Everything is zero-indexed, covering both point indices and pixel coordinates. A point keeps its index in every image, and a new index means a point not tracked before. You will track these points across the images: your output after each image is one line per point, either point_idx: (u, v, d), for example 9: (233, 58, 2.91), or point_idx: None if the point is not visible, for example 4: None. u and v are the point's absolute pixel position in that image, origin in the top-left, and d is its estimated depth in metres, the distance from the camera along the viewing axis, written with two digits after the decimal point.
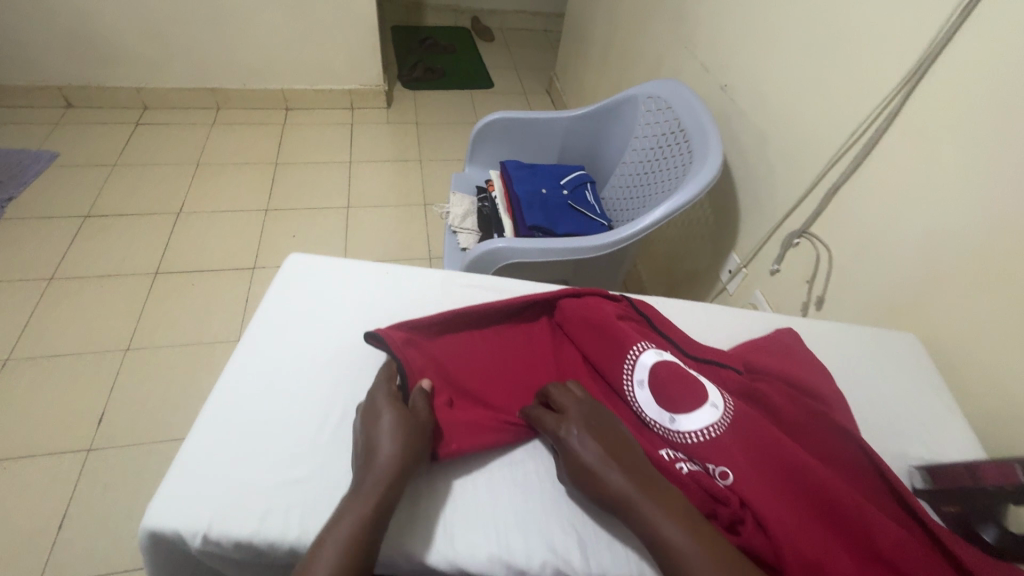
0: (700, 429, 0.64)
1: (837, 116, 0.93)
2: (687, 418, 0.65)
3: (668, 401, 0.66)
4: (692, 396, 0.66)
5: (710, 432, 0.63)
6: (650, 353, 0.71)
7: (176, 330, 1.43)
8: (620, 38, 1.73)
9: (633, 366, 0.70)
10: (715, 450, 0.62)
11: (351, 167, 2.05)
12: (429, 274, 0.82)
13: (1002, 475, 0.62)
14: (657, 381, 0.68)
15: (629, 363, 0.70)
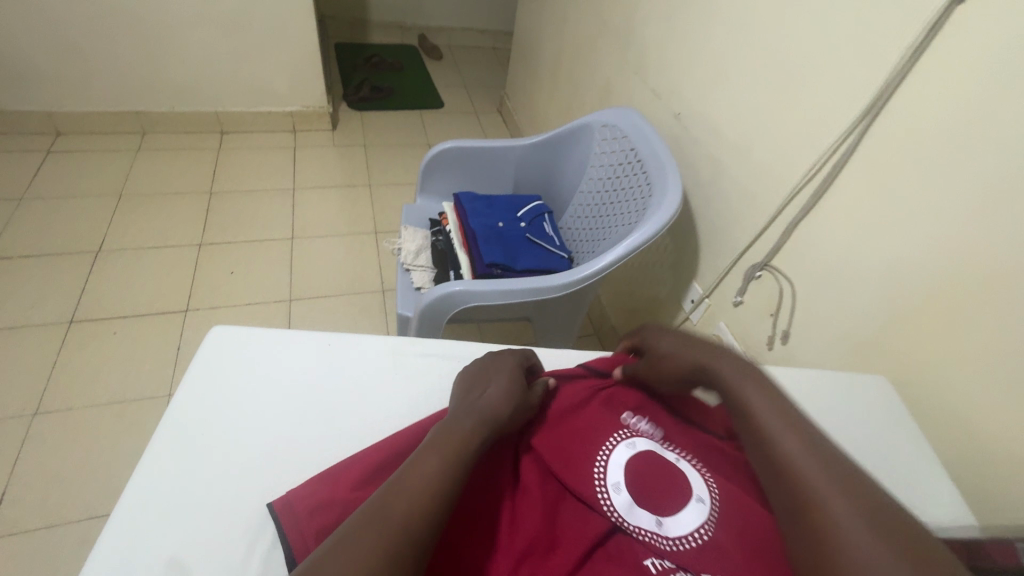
0: (689, 533, 0.53)
1: (790, 150, 0.90)
2: (672, 520, 0.54)
3: (650, 503, 0.55)
4: (676, 491, 0.56)
5: (700, 535, 0.53)
6: (624, 447, 0.60)
7: (96, 386, 1.34)
8: (576, 60, 1.73)
9: (605, 467, 0.58)
10: (706, 554, 0.52)
11: (294, 194, 1.98)
12: (378, 341, 0.68)
13: (1005, 554, 0.50)
14: (636, 481, 0.57)
15: (600, 463, 0.58)
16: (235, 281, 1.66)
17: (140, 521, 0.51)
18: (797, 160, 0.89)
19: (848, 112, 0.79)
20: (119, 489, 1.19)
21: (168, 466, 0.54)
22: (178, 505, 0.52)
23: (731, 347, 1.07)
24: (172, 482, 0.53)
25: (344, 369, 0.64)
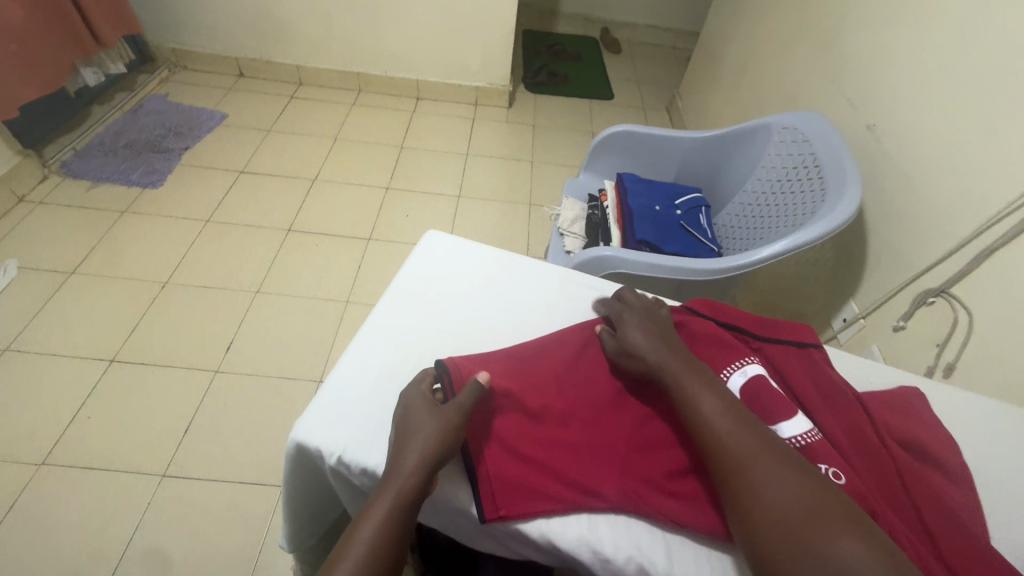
0: (801, 434, 0.55)
1: (1003, 172, 0.83)
2: (788, 423, 0.57)
3: (765, 412, 0.58)
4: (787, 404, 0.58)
5: (806, 438, 0.55)
6: (737, 374, 0.62)
7: (298, 282, 1.69)
8: (766, 64, 1.69)
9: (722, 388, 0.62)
10: (821, 449, 0.54)
11: (466, 159, 2.23)
12: (550, 268, 0.79)
13: None
14: (754, 398, 0.59)
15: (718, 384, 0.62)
16: (409, 223, 1.93)
17: (371, 351, 0.65)
18: (1009, 184, 0.82)
19: None
20: (304, 362, 1.49)
21: (391, 318, 0.68)
22: (397, 346, 0.66)
23: None
24: (393, 329, 0.67)
25: (523, 283, 0.76)
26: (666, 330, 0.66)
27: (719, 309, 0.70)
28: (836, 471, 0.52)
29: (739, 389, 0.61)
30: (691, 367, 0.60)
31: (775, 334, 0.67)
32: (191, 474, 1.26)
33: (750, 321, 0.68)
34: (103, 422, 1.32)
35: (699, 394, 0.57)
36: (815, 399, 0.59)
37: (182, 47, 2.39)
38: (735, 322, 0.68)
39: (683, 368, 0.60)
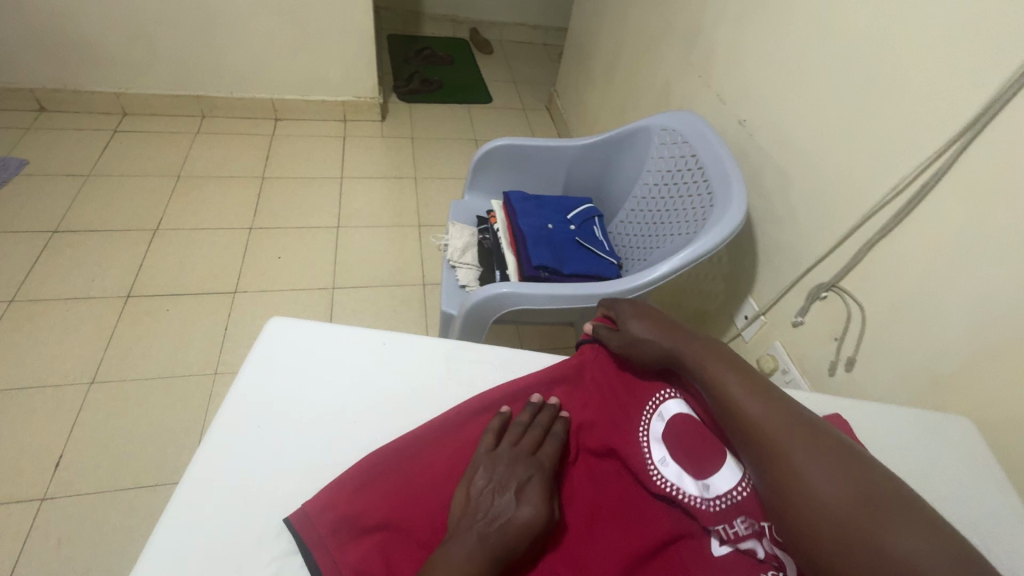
0: (737, 487, 0.52)
1: (872, 166, 0.83)
2: (718, 478, 0.53)
3: (694, 465, 0.54)
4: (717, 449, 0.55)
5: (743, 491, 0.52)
6: (656, 418, 0.58)
7: (147, 360, 1.39)
8: (635, 59, 1.68)
9: (648, 439, 0.56)
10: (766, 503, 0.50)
11: (342, 183, 2.01)
12: (434, 343, 0.65)
13: None
14: (680, 444, 0.56)
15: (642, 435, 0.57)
16: (282, 266, 1.69)
17: (197, 520, 0.48)
18: (880, 177, 0.82)
19: (947, 125, 0.72)
20: (165, 461, 1.22)
21: (225, 461, 0.52)
22: (237, 501, 0.50)
23: (786, 369, 1.01)
24: (231, 474, 0.51)
25: (401, 369, 0.62)
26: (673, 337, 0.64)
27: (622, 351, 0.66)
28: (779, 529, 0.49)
29: (661, 436, 0.56)
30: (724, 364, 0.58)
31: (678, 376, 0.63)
32: None
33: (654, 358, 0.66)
34: None
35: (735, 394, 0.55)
36: None
37: None
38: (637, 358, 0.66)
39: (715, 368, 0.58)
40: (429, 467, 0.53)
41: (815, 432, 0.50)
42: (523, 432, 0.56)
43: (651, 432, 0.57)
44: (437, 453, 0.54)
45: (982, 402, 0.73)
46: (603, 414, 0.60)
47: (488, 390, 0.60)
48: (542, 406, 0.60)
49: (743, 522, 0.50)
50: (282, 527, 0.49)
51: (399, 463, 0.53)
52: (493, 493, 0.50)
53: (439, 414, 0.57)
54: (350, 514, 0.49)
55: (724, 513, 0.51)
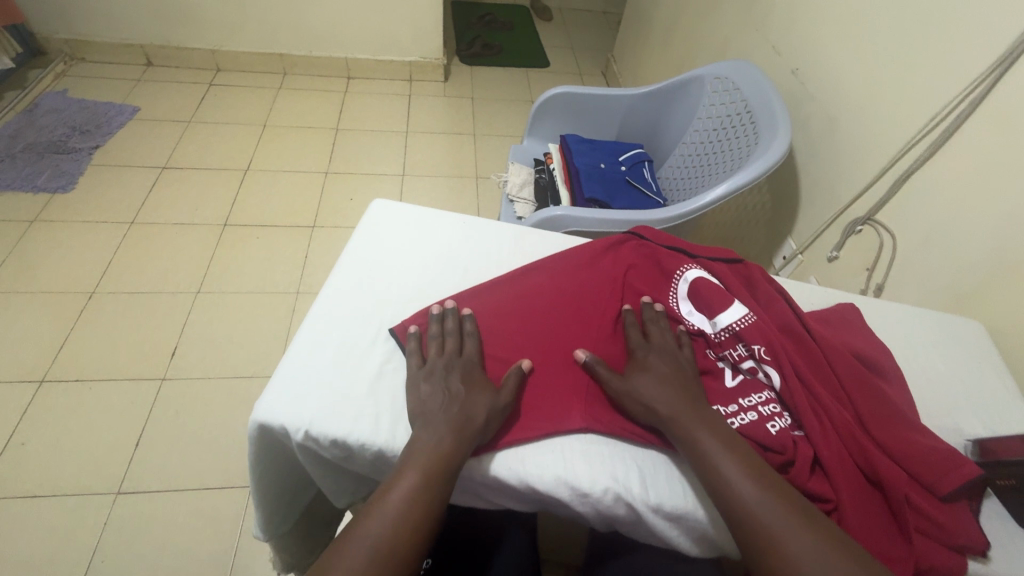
0: (737, 321, 0.60)
1: (912, 102, 0.89)
2: (724, 314, 0.61)
3: (706, 307, 0.63)
4: (723, 296, 0.62)
5: (739, 325, 0.60)
6: (681, 283, 0.66)
7: (242, 278, 1.60)
8: (694, 17, 1.73)
9: (679, 299, 0.66)
10: (757, 331, 0.59)
11: (407, 137, 2.16)
12: (506, 228, 0.77)
13: None
14: (699, 296, 0.64)
15: (674, 293, 0.66)
16: (354, 207, 1.87)
17: (330, 324, 0.62)
18: (920, 112, 0.87)
19: (986, 58, 0.77)
20: (258, 359, 1.43)
21: (346, 289, 0.65)
22: (358, 317, 0.63)
23: None
24: (352, 299, 0.64)
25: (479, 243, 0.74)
26: (678, 369, 0.58)
27: (657, 234, 0.74)
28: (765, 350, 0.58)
29: (686, 295, 0.65)
30: (703, 416, 0.54)
31: (699, 254, 0.70)
32: (147, 488, 1.20)
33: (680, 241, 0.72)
34: (41, 446, 1.23)
35: (713, 452, 0.50)
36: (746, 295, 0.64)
37: (78, 37, 2.18)
38: (669, 242, 0.72)
39: (698, 422, 0.53)
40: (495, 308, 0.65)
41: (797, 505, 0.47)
42: (441, 343, 0.60)
43: (677, 294, 0.66)
44: (500, 298, 0.66)
45: (1001, 318, 0.79)
46: (642, 276, 0.69)
47: (542, 260, 0.72)
48: (445, 313, 0.62)
49: (738, 347, 0.60)
50: (389, 335, 0.61)
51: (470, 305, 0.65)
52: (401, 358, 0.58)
53: (508, 273, 0.70)
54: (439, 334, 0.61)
55: (726, 343, 0.60)
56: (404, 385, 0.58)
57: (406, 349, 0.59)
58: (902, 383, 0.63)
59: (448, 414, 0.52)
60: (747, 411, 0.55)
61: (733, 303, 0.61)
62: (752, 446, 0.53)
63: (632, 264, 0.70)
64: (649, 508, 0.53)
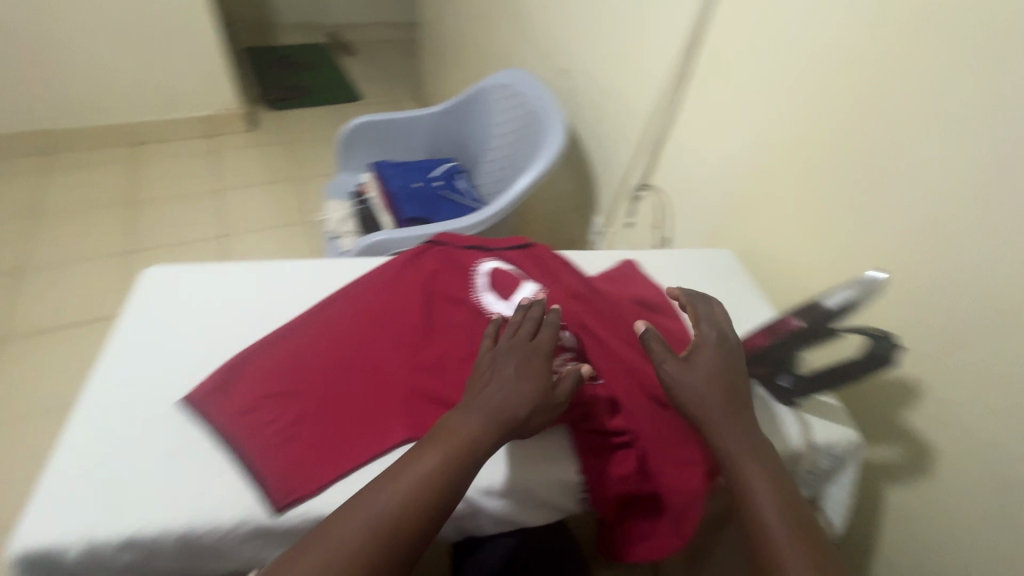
0: (528, 299, 0.66)
1: (646, 81, 1.05)
2: (517, 296, 0.67)
3: (503, 293, 0.68)
4: (514, 282, 0.68)
5: (533, 301, 0.66)
6: (480, 276, 0.71)
7: (37, 395, 1.35)
8: (476, 34, 1.85)
9: (483, 290, 0.69)
10: (547, 304, 0.66)
11: (221, 195, 2.00)
12: (302, 264, 0.74)
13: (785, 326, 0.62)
14: (497, 285, 0.69)
15: (477, 287, 0.70)
16: None
17: (103, 417, 0.55)
18: (652, 89, 1.03)
19: (680, 38, 0.94)
20: None
21: (117, 374, 0.59)
22: (137, 400, 0.57)
23: None
24: (127, 382, 0.58)
25: (271, 287, 0.70)
26: (727, 369, 0.58)
27: (453, 237, 0.78)
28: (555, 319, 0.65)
29: (487, 286, 0.69)
30: (743, 424, 0.55)
31: (494, 247, 0.75)
32: None
33: (477, 239, 0.77)
34: None
35: (743, 463, 0.52)
36: (538, 275, 0.70)
37: None
38: (465, 242, 0.76)
39: (739, 431, 0.54)
40: (297, 344, 0.62)
41: (790, 498, 0.51)
42: (520, 328, 0.59)
43: (478, 287, 0.70)
44: (301, 334, 0.63)
45: None
46: (445, 278, 0.71)
47: (347, 286, 0.71)
48: (530, 304, 0.61)
49: None
50: (177, 409, 0.57)
51: (270, 350, 0.61)
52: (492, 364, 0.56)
53: (307, 308, 0.68)
54: (236, 388, 0.58)
55: None
56: (201, 456, 0.54)
57: (203, 419, 0.55)
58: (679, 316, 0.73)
59: (497, 415, 0.52)
60: None
61: (523, 286, 0.68)
62: None
63: (435, 269, 0.72)
64: (480, 492, 0.57)
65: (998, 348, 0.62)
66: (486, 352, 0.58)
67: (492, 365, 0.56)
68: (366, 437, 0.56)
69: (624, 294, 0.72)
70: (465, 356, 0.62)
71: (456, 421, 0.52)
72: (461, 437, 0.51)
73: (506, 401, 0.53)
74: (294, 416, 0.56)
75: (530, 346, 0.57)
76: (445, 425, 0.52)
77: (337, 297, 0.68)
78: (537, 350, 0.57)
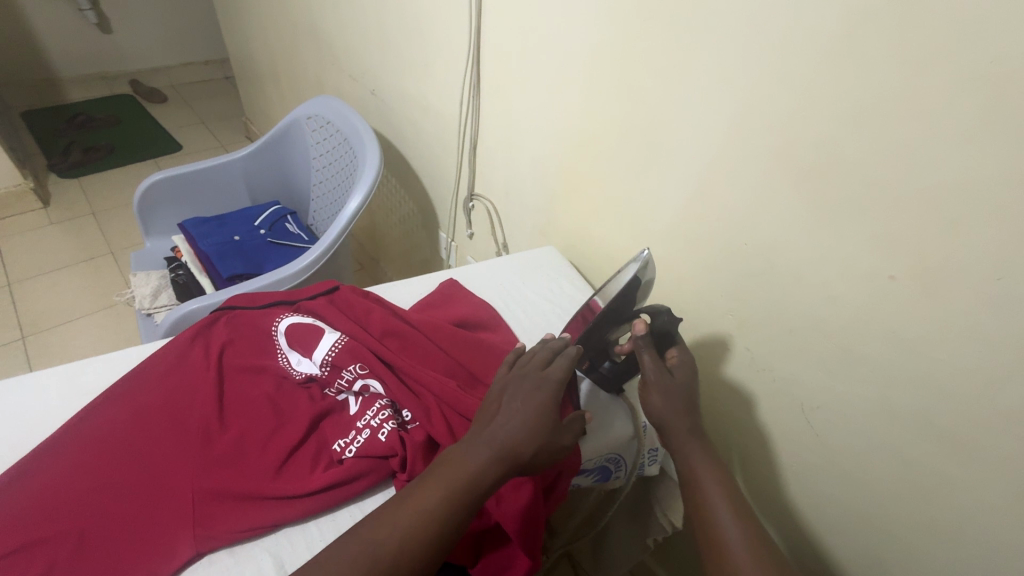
0: (329, 350, 0.60)
1: (448, 94, 1.03)
2: (317, 349, 0.61)
3: (304, 349, 0.61)
4: (314, 334, 0.62)
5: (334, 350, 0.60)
6: (280, 336, 0.63)
7: None
8: (286, 65, 1.74)
9: (286, 352, 0.62)
10: (348, 353, 0.60)
11: (11, 289, 1.68)
12: (50, 375, 0.62)
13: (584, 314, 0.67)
14: (297, 342, 0.62)
15: (280, 350, 0.63)
16: None
17: None
18: (455, 100, 1.02)
19: (465, 48, 0.94)
20: None
21: None
22: None
23: None
24: None
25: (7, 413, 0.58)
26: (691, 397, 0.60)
27: (251, 297, 0.70)
28: (361, 366, 0.59)
29: (289, 346, 0.62)
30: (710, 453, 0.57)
31: (299, 300, 0.69)
32: None
33: (279, 294, 0.70)
34: None
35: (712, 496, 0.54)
36: (346, 320, 0.65)
37: None
38: (265, 301, 0.69)
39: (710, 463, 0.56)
40: (41, 473, 0.50)
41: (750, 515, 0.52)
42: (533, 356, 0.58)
43: (281, 349, 0.63)
44: (46, 459, 0.51)
45: None
46: (244, 347, 0.64)
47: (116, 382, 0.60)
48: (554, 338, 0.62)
49: (342, 372, 0.60)
50: None
51: (1, 491, 0.49)
52: (501, 391, 0.54)
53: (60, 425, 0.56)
54: None
55: (334, 373, 0.60)
56: None
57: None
58: (504, 328, 0.72)
59: (503, 446, 0.48)
60: (363, 431, 0.55)
61: (323, 336, 0.61)
62: (373, 463, 0.53)
63: (227, 339, 0.64)
64: None
65: (773, 301, 0.65)
66: (494, 386, 0.55)
67: (506, 392, 0.54)
68: (141, 567, 0.46)
69: (444, 319, 0.70)
70: (266, 436, 0.55)
71: (462, 466, 0.47)
72: (462, 472, 0.47)
73: (509, 437, 0.49)
74: (37, 569, 0.45)
75: (540, 370, 0.55)
76: (446, 462, 0.48)
77: (98, 399, 0.57)
78: (541, 377, 0.55)
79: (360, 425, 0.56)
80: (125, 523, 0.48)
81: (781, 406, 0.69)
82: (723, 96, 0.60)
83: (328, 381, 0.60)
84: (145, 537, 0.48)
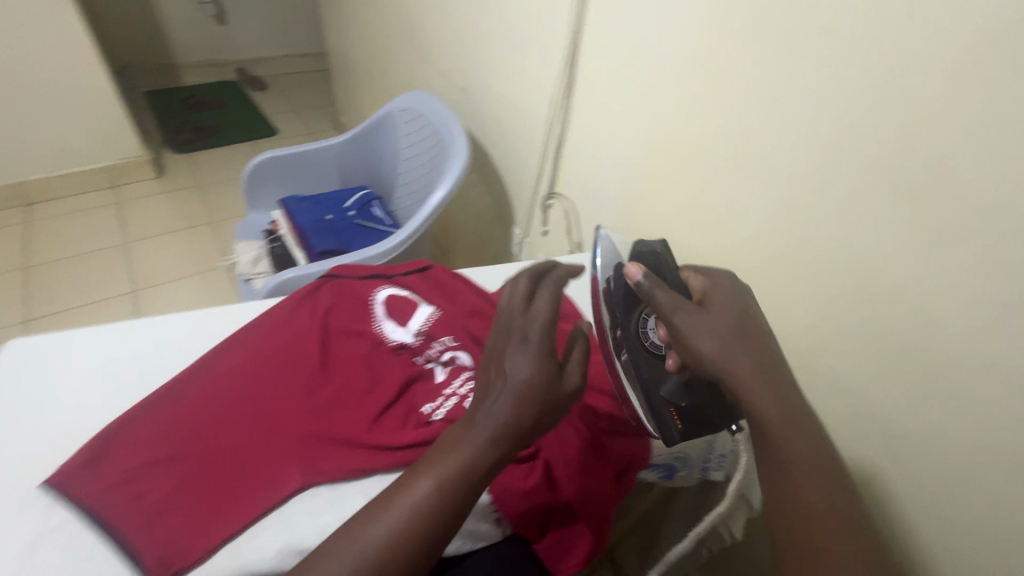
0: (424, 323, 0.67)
1: (539, 95, 1.07)
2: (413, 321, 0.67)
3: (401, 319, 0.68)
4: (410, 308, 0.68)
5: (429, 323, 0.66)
6: (378, 306, 0.70)
7: None
8: (381, 60, 1.84)
9: (383, 320, 0.69)
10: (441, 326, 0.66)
11: (128, 248, 1.88)
12: (181, 317, 0.70)
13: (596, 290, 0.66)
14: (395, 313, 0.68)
15: (377, 317, 0.69)
16: None
17: None
18: (545, 101, 1.06)
19: (562, 50, 0.97)
20: None
21: None
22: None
23: None
24: None
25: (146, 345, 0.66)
26: (747, 341, 0.51)
27: (352, 269, 0.77)
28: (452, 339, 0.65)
29: (387, 315, 0.69)
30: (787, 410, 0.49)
31: (394, 274, 0.75)
32: None
33: (376, 269, 0.77)
34: None
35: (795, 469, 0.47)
36: (437, 298, 0.71)
37: None
38: (365, 274, 0.76)
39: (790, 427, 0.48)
40: (180, 399, 0.58)
41: (837, 490, 0.46)
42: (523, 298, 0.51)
43: (378, 317, 0.69)
44: (183, 388, 0.60)
45: None
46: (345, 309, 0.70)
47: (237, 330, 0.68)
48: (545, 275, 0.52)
49: (434, 344, 0.65)
50: (42, 492, 0.52)
51: (149, 411, 0.57)
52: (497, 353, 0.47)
53: (192, 361, 0.64)
54: (109, 458, 0.54)
55: (426, 343, 0.66)
56: (71, 540, 0.50)
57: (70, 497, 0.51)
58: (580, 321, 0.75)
59: (511, 426, 0.44)
60: (451, 396, 0.60)
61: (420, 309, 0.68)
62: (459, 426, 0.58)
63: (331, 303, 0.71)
64: None
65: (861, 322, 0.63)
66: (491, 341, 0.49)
67: (502, 354, 0.47)
68: (258, 490, 0.53)
69: None
70: (363, 391, 0.61)
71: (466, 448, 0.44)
72: (470, 460, 0.44)
73: (517, 414, 0.45)
74: (175, 481, 0.53)
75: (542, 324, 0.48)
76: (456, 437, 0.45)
77: (224, 342, 0.65)
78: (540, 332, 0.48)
79: (448, 391, 0.61)
80: (244, 450, 0.55)
81: (861, 432, 0.66)
82: (825, 108, 0.59)
83: (419, 349, 0.66)
84: (260, 465, 0.55)
